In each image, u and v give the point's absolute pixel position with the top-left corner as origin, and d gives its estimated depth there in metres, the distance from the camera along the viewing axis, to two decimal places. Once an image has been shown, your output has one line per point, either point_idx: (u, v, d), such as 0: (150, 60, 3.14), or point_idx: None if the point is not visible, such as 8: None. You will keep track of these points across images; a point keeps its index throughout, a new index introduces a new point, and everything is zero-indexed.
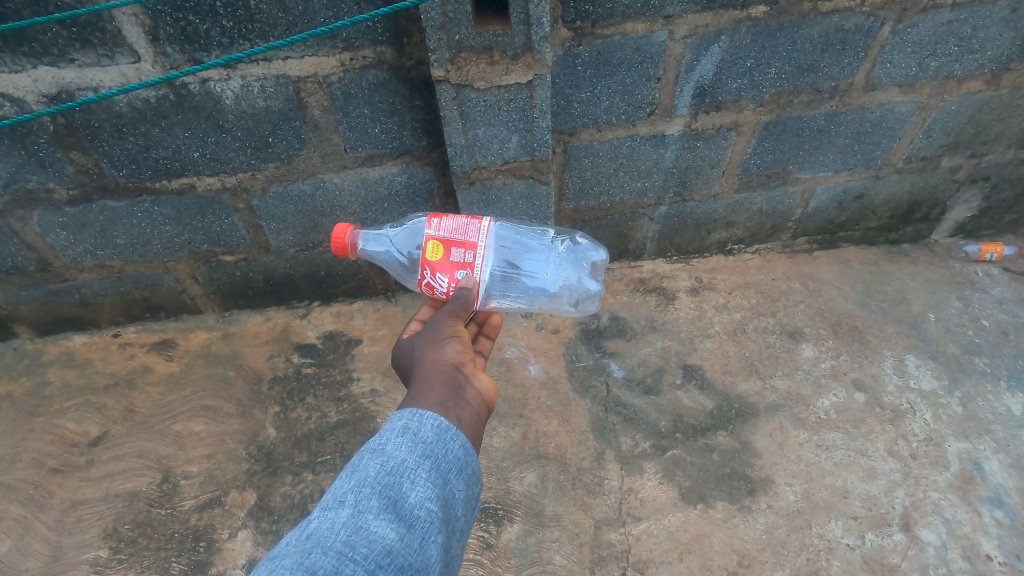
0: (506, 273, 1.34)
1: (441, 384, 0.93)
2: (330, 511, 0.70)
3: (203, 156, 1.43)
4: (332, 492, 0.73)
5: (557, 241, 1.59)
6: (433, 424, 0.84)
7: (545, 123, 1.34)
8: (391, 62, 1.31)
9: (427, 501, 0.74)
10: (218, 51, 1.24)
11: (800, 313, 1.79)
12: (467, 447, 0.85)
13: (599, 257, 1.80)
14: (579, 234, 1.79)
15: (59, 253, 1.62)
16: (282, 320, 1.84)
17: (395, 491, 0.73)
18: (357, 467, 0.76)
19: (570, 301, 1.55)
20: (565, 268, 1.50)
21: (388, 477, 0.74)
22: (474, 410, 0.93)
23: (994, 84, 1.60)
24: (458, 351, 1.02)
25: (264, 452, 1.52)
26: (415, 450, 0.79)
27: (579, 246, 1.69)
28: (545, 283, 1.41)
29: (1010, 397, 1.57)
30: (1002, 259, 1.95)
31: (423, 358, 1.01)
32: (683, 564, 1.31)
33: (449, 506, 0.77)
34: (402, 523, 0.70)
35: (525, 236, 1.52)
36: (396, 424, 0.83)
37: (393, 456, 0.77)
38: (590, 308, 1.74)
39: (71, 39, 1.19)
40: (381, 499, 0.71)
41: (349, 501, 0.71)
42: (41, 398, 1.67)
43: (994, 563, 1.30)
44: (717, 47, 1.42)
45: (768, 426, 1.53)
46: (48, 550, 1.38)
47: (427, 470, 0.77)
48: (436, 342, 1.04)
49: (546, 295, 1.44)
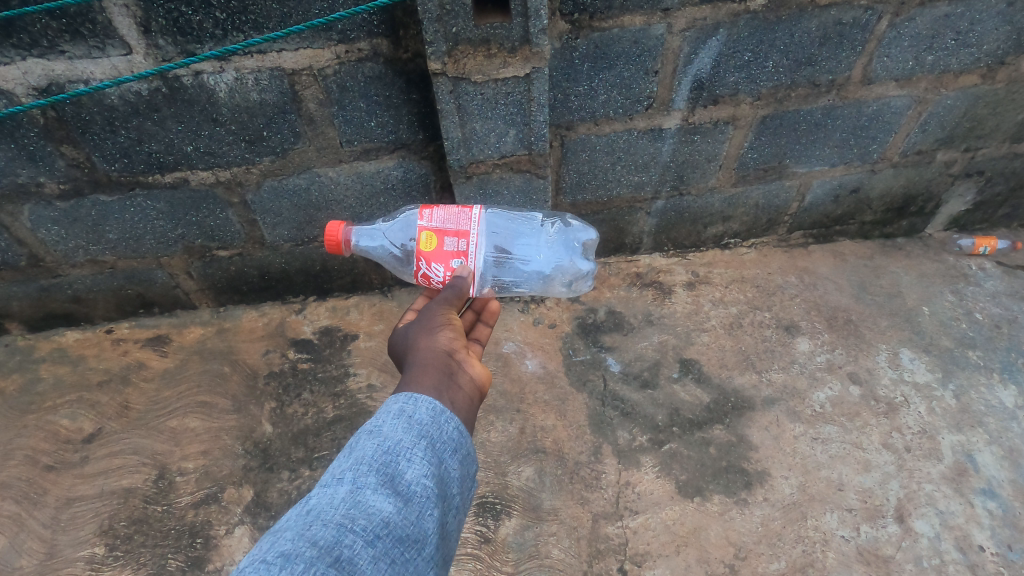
0: (499, 259, 1.35)
1: (434, 369, 0.93)
2: (329, 488, 0.70)
3: (197, 150, 1.41)
4: (332, 470, 0.73)
5: (547, 225, 1.57)
6: (428, 406, 0.83)
7: (543, 117, 1.34)
8: (388, 54, 1.30)
9: (424, 477, 0.74)
10: (211, 42, 1.22)
11: (797, 307, 1.80)
12: (462, 428, 0.84)
13: (588, 237, 1.74)
14: (571, 218, 1.74)
15: (51, 248, 1.60)
16: (278, 315, 1.83)
17: (392, 469, 0.72)
18: (354, 447, 0.76)
19: (564, 285, 1.53)
20: (557, 251, 1.50)
21: (386, 455, 0.74)
22: (467, 394, 0.93)
23: (990, 79, 1.61)
24: (451, 338, 1.02)
25: (260, 447, 1.51)
26: (411, 430, 0.78)
27: (570, 229, 1.65)
28: (538, 266, 1.40)
29: (1003, 390, 1.59)
30: (996, 252, 1.96)
31: (417, 345, 1.01)
32: (680, 557, 1.31)
33: (445, 483, 0.77)
34: (399, 497, 0.70)
35: (515, 222, 1.51)
36: (392, 406, 0.82)
37: (389, 436, 0.77)
38: (584, 287, 1.71)
39: (61, 30, 1.17)
40: (378, 476, 0.71)
41: (348, 478, 0.71)
42: (34, 394, 1.65)
43: (987, 554, 1.31)
44: (716, 40, 1.41)
45: (764, 419, 1.54)
46: (44, 547, 1.37)
47: (423, 449, 0.77)
48: (430, 330, 1.04)
49: (540, 278, 1.43)
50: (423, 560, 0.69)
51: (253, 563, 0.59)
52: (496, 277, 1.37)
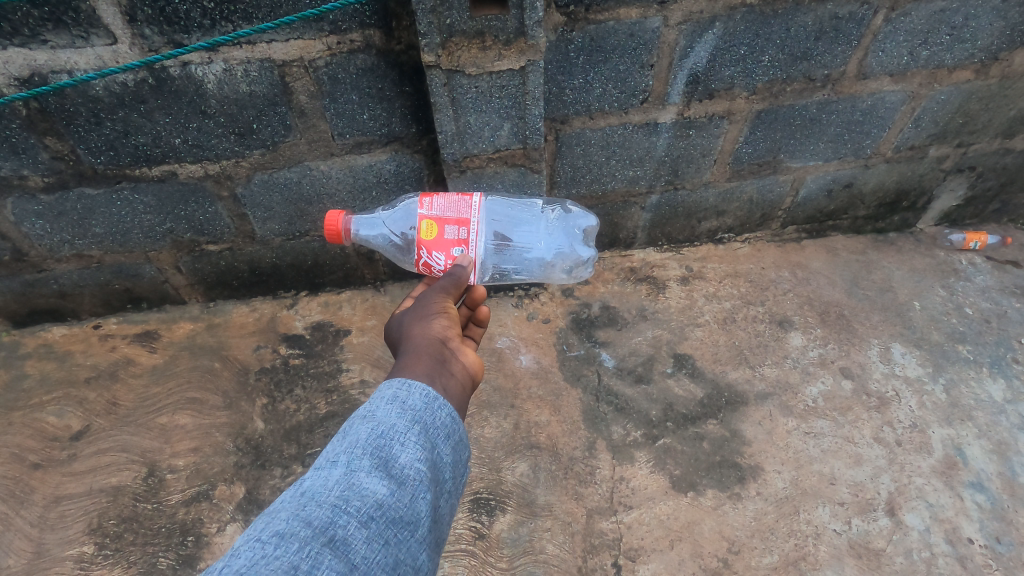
0: (499, 246, 1.38)
1: (428, 356, 0.92)
2: (322, 471, 0.69)
3: (185, 142, 1.38)
4: (326, 453, 0.72)
5: (548, 210, 1.58)
6: (422, 393, 0.82)
7: (538, 111, 1.32)
8: (380, 45, 1.28)
9: (417, 461, 0.73)
10: (199, 33, 1.20)
11: (789, 301, 1.81)
12: (455, 415, 0.83)
13: (588, 224, 1.73)
14: (571, 204, 1.71)
15: (35, 242, 1.56)
16: (269, 310, 1.81)
17: (385, 452, 0.72)
18: (347, 432, 0.75)
19: (564, 271, 1.56)
20: (557, 238, 1.51)
21: (379, 439, 0.73)
22: (460, 381, 0.92)
23: (984, 74, 1.61)
24: (445, 326, 1.01)
25: (252, 444, 1.50)
26: (404, 415, 0.77)
27: (570, 216, 1.65)
28: (539, 254, 1.43)
29: (992, 384, 1.60)
30: (986, 248, 1.98)
31: (411, 333, 1.00)
32: (673, 552, 1.32)
33: (438, 468, 0.76)
34: (393, 481, 0.69)
35: (516, 208, 1.49)
36: (385, 391, 0.81)
37: (383, 421, 0.75)
38: (584, 274, 1.71)
39: (43, 19, 1.14)
40: (372, 459, 0.70)
41: (342, 461, 0.70)
42: (20, 391, 1.62)
43: (976, 546, 1.33)
44: (712, 33, 1.40)
45: (757, 414, 1.54)
46: (30, 547, 1.35)
47: (417, 434, 0.76)
48: (425, 317, 1.03)
49: (540, 264, 1.46)
50: (415, 541, 0.68)
51: (248, 541, 0.59)
52: (495, 263, 1.41)
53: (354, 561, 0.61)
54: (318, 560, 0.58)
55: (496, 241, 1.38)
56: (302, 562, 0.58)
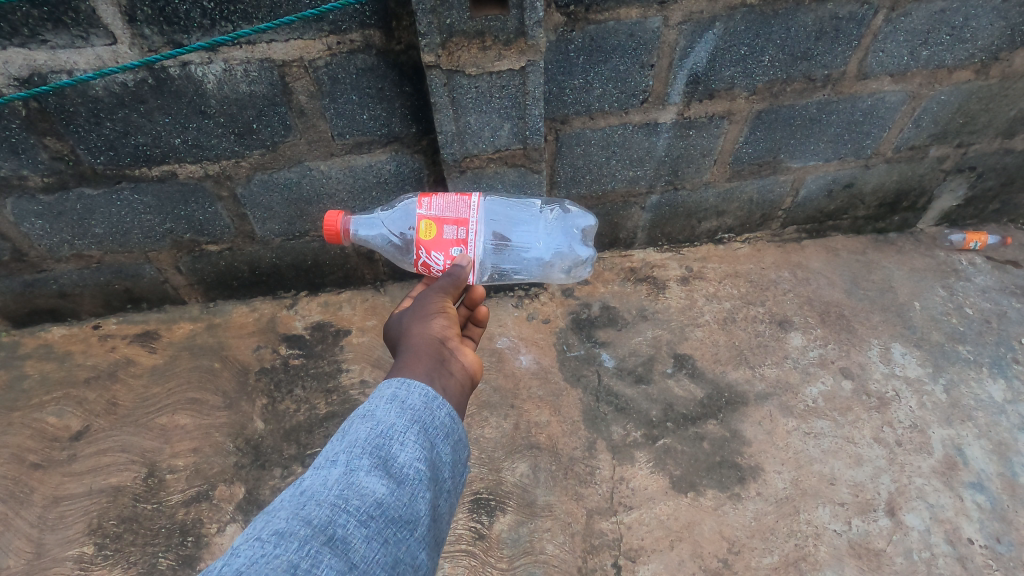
0: (498, 245, 1.38)
1: (427, 356, 0.92)
2: (322, 470, 0.69)
3: (185, 142, 1.38)
4: (325, 452, 0.72)
5: (547, 210, 1.58)
6: (422, 392, 0.82)
7: (538, 111, 1.32)
8: (380, 46, 1.28)
9: (417, 460, 0.73)
10: (199, 33, 1.19)
11: (790, 301, 1.81)
12: (454, 414, 0.83)
13: (587, 224, 1.73)
14: (570, 204, 1.71)
15: (35, 243, 1.56)
16: (269, 311, 1.81)
17: (385, 451, 0.71)
18: (347, 431, 0.75)
19: (563, 271, 1.56)
20: (556, 238, 1.51)
21: (379, 438, 0.73)
22: (459, 381, 0.92)
23: (984, 74, 1.61)
24: (445, 326, 1.01)
25: (252, 444, 1.50)
26: (403, 415, 0.77)
27: (568, 216, 1.65)
28: (538, 254, 1.43)
29: (992, 384, 1.60)
30: (985, 248, 1.98)
31: (410, 333, 1.00)
32: (673, 552, 1.31)
33: (437, 468, 0.76)
34: (392, 480, 0.69)
35: (515, 209, 1.49)
36: (384, 391, 0.81)
37: (382, 420, 0.75)
38: (583, 274, 1.71)
39: (43, 19, 1.14)
40: (372, 458, 0.70)
41: (341, 460, 0.70)
42: (20, 391, 1.62)
43: (976, 546, 1.33)
44: (712, 33, 1.40)
45: (757, 415, 1.54)
46: (30, 547, 1.35)
47: (416, 433, 0.76)
48: (424, 317, 1.03)
49: (539, 264, 1.46)
50: (415, 541, 0.68)
51: (248, 540, 0.59)
52: (494, 263, 1.41)
53: (354, 560, 0.61)
54: (317, 559, 0.58)
55: (495, 241, 1.38)
56: (302, 561, 0.57)
